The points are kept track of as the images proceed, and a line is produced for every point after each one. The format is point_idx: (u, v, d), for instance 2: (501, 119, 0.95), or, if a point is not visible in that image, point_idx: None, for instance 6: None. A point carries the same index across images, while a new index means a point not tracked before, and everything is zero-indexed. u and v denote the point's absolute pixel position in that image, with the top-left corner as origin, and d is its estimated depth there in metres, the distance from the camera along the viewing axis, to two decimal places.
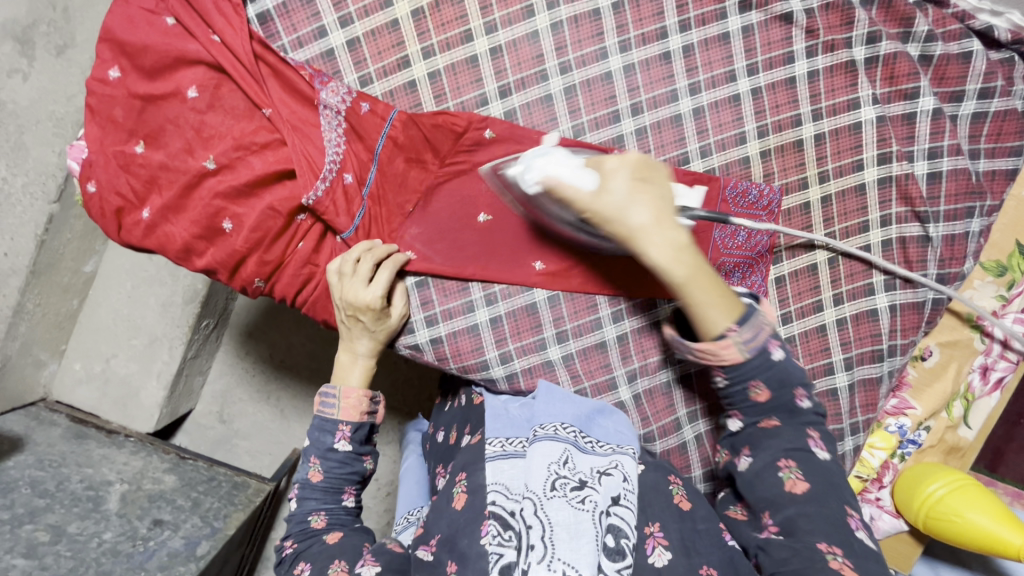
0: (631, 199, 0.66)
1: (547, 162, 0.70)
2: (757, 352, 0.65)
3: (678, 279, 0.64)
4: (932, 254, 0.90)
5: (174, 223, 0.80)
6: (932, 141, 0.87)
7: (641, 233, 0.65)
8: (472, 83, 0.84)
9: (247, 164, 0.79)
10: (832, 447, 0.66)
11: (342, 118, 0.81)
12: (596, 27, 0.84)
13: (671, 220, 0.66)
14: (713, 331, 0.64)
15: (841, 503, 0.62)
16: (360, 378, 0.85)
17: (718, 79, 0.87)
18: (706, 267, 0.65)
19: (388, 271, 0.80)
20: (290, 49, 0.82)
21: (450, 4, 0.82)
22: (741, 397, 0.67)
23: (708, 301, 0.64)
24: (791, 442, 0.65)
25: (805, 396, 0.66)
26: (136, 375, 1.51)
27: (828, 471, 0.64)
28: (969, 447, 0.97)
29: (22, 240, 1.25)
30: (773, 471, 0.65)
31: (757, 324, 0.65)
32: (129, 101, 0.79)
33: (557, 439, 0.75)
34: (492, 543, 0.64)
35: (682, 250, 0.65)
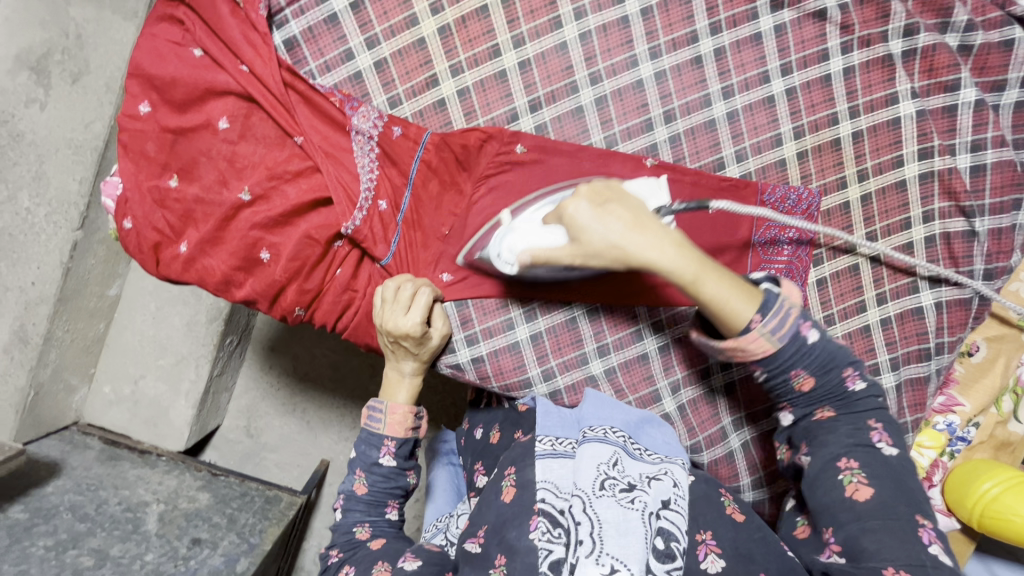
0: (610, 223, 0.65)
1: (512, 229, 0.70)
2: (789, 338, 0.64)
3: (686, 277, 0.63)
4: (979, 250, 0.88)
5: (211, 256, 0.79)
6: (975, 133, 0.85)
7: (639, 253, 0.64)
8: (501, 99, 0.83)
9: (282, 193, 0.79)
10: (900, 440, 0.65)
11: (375, 143, 0.80)
12: (625, 35, 0.83)
13: (653, 224, 0.65)
14: (742, 322, 0.63)
15: (913, 512, 0.60)
16: (407, 396, 0.84)
17: (752, 81, 0.85)
18: (700, 256, 0.65)
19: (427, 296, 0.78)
20: (318, 74, 0.81)
21: (477, 20, 0.81)
22: (786, 389, 0.67)
23: (723, 290, 0.63)
24: (853, 437, 0.65)
25: (855, 376, 0.66)
26: (165, 395, 1.52)
27: (893, 470, 0.63)
28: (1020, 442, 0.95)
29: (49, 268, 1.26)
30: (832, 473, 0.64)
31: (782, 308, 0.63)
32: (161, 135, 0.79)
33: (607, 442, 0.75)
34: (541, 539, 0.65)
35: (679, 249, 0.64)
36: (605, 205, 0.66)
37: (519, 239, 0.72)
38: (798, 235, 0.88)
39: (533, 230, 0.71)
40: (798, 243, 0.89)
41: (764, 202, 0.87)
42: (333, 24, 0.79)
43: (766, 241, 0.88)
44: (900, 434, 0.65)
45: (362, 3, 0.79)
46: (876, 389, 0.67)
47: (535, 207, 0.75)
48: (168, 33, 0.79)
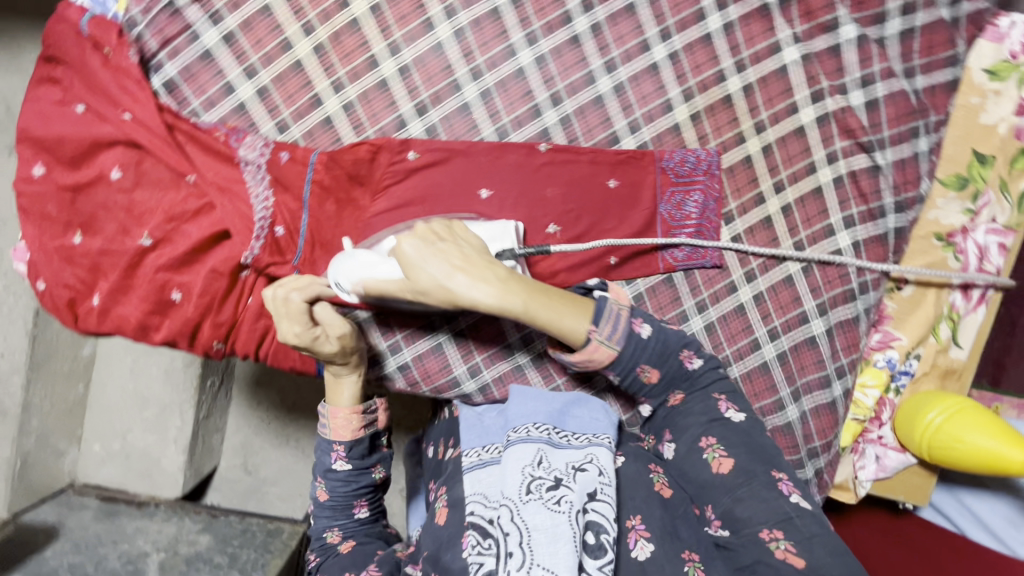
0: (442, 265, 0.71)
1: (359, 275, 0.77)
2: (625, 340, 0.72)
3: (517, 308, 0.70)
4: (886, 182, 0.88)
5: (124, 304, 0.81)
6: (863, 69, 0.85)
7: (469, 293, 0.70)
8: (386, 108, 0.84)
9: (184, 233, 0.80)
10: (744, 405, 0.73)
11: (265, 171, 0.81)
12: (498, 27, 0.83)
13: (481, 262, 0.72)
14: (578, 338, 0.71)
15: (768, 469, 0.68)
16: (351, 396, 0.81)
17: (632, 52, 0.85)
18: (529, 286, 0.71)
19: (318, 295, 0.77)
20: (202, 111, 0.82)
21: (350, 34, 0.82)
22: (641, 385, 0.75)
23: (554, 312, 0.71)
24: (705, 415, 0.73)
25: (691, 355, 0.75)
26: (154, 446, 1.50)
27: (746, 435, 0.71)
28: (964, 367, 0.95)
29: (16, 338, 1.30)
30: (698, 454, 0.71)
31: (612, 315, 0.72)
32: (59, 194, 0.80)
33: (530, 440, 0.75)
34: (472, 553, 0.65)
35: (507, 286, 0.71)
36: (436, 247, 0.72)
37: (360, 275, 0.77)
38: (705, 195, 0.88)
39: (375, 262, 0.77)
40: (706, 204, 0.89)
41: (664, 168, 0.87)
42: (209, 60, 0.80)
43: (672, 207, 0.88)
44: (743, 399, 0.74)
45: (234, 35, 0.80)
46: (714, 361, 0.77)
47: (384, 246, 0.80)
48: (50, 94, 0.80)
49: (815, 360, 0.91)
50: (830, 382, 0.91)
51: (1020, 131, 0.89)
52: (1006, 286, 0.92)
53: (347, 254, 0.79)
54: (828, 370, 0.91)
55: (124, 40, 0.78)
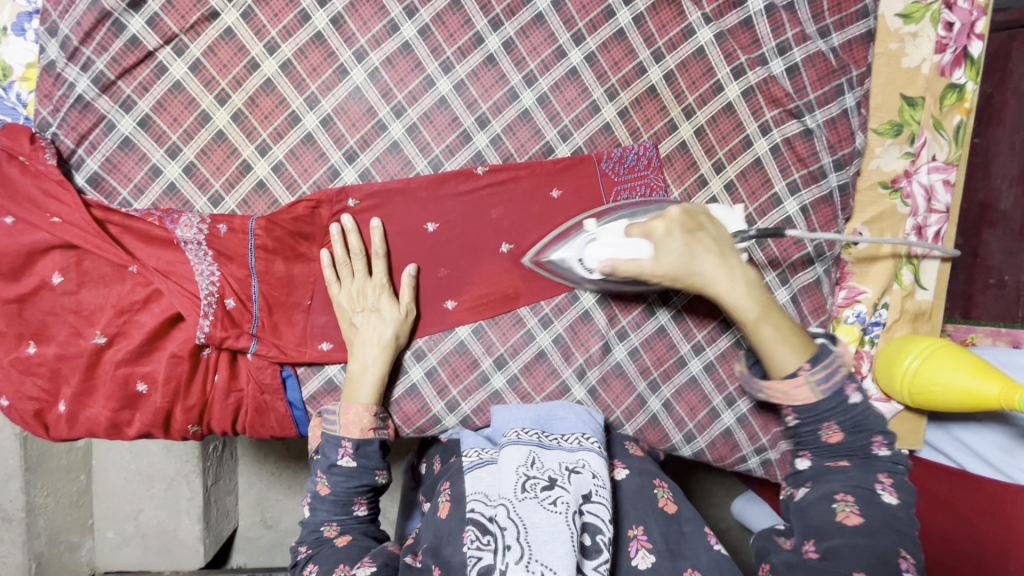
0: (692, 252, 0.72)
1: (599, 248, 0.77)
2: (832, 393, 0.64)
3: (750, 318, 0.69)
4: (821, 144, 0.89)
5: (91, 405, 0.81)
6: (777, 37, 0.86)
7: (713, 278, 0.72)
8: (316, 161, 0.83)
9: (137, 324, 0.80)
10: (904, 496, 0.62)
11: (206, 247, 0.81)
12: (411, 61, 0.82)
13: (735, 260, 0.72)
14: (783, 372, 0.65)
15: (898, 544, 0.59)
16: (370, 394, 0.81)
17: (549, 61, 0.84)
18: (773, 302, 0.70)
19: (377, 241, 0.82)
20: (133, 199, 0.80)
21: (265, 96, 0.81)
22: (811, 437, 0.65)
23: (781, 337, 0.66)
24: (857, 480, 0.62)
25: (882, 442, 0.63)
26: (168, 521, 1.49)
27: (890, 516, 0.60)
28: (932, 308, 0.96)
29: (7, 444, 1.27)
30: (827, 502, 0.62)
31: (831, 364, 0.65)
32: (5, 308, 0.79)
33: (521, 443, 0.74)
34: (471, 548, 0.64)
35: (753, 290, 0.70)
36: (694, 236, 0.73)
37: (602, 253, 0.77)
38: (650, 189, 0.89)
39: (617, 242, 0.76)
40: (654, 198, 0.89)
41: (604, 170, 0.88)
42: (129, 147, 0.79)
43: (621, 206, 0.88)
44: (909, 493, 0.62)
45: (150, 118, 0.79)
46: (900, 458, 0.64)
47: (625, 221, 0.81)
48: None
49: None
50: None
51: (944, 68, 0.90)
52: (952, 256, 0.94)
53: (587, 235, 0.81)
54: None
55: (38, 144, 0.77)
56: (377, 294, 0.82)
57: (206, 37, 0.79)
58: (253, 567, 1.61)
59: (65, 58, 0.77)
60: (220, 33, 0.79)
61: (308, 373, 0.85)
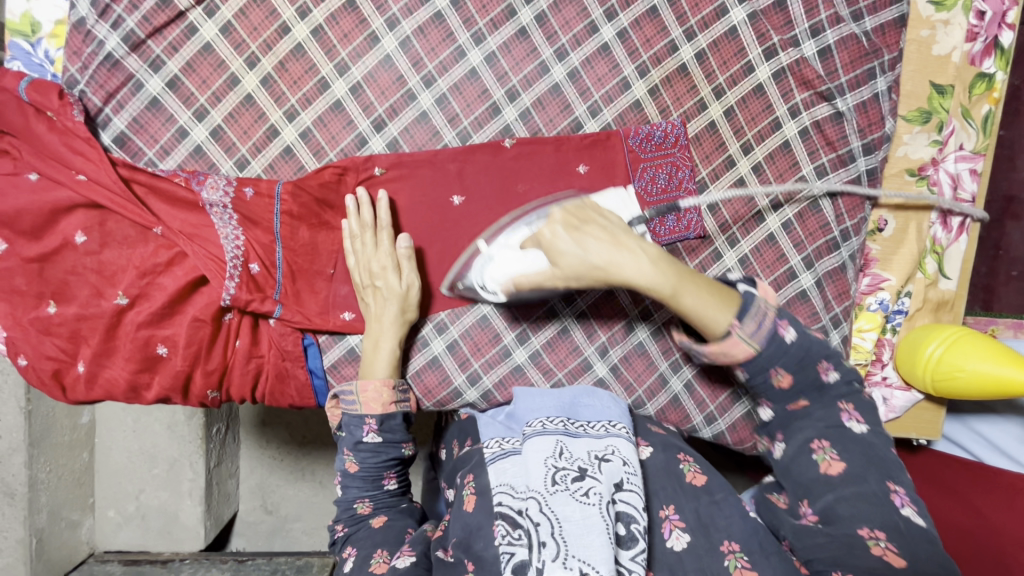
0: (585, 246, 0.66)
1: (495, 271, 0.75)
2: (766, 340, 0.64)
3: (666, 292, 0.64)
4: (850, 128, 0.89)
5: (111, 366, 0.80)
6: (810, 19, 0.86)
7: (611, 263, 0.65)
8: (344, 128, 0.82)
9: (159, 286, 0.79)
10: (871, 418, 0.65)
11: (231, 210, 0.80)
12: (443, 31, 0.82)
13: (629, 238, 0.66)
14: (718, 332, 0.64)
15: (883, 479, 0.62)
16: (386, 369, 0.80)
17: (581, 36, 0.84)
18: (681, 270, 0.65)
19: (384, 216, 0.80)
20: (158, 160, 0.80)
21: (295, 61, 0.80)
22: (765, 386, 0.67)
23: (702, 302, 0.63)
24: (825, 421, 0.65)
25: (829, 368, 0.66)
26: (170, 501, 1.48)
27: (867, 446, 0.63)
28: (955, 297, 0.95)
29: (11, 416, 1.25)
30: (807, 454, 0.65)
31: (757, 312, 0.64)
32: (25, 267, 0.78)
33: (547, 433, 0.72)
34: (502, 544, 0.61)
35: (660, 264, 0.64)
36: (582, 230, 0.67)
37: (501, 274, 0.75)
38: (676, 167, 0.88)
39: (512, 257, 0.74)
40: (679, 175, 0.88)
41: (631, 146, 0.87)
42: (157, 108, 0.79)
43: (646, 181, 0.88)
44: (873, 412, 0.65)
45: (178, 79, 0.79)
46: (851, 375, 0.67)
47: (514, 230, 0.76)
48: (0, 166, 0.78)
49: (809, 313, 0.91)
50: (827, 332, 0.91)
51: (974, 57, 0.90)
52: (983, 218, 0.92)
53: (483, 256, 0.77)
54: (823, 321, 0.91)
55: (67, 101, 0.75)
56: (385, 264, 0.79)
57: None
58: (253, 551, 1.59)
59: (96, 15, 0.76)
60: None
61: (330, 342, 0.85)
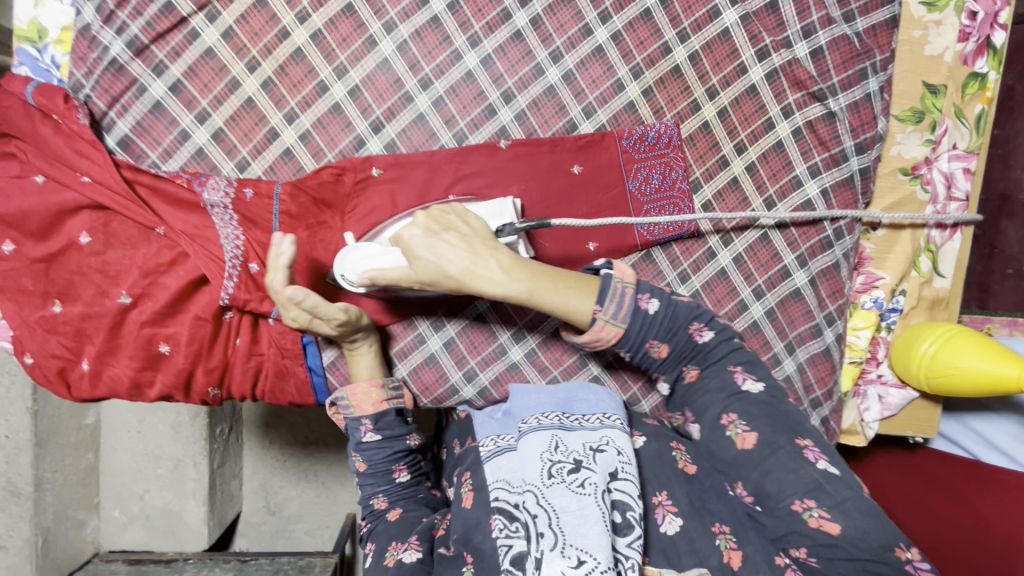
0: (441, 254, 0.69)
1: (358, 262, 0.74)
2: (631, 318, 0.67)
3: (522, 295, 0.68)
4: (843, 128, 0.90)
5: (114, 364, 0.82)
6: (802, 20, 0.87)
7: (466, 273, 0.68)
8: (343, 130, 0.84)
9: (162, 285, 0.81)
10: (764, 374, 0.67)
11: (232, 211, 0.81)
12: (440, 34, 0.83)
13: (483, 247, 0.69)
14: (582, 320, 0.67)
15: (793, 437, 0.62)
16: (370, 369, 0.82)
17: (575, 38, 0.85)
18: (533, 270, 0.68)
19: (279, 277, 0.72)
20: (161, 162, 0.82)
21: (295, 65, 0.82)
22: (650, 359, 0.70)
23: (559, 295, 0.67)
24: (722, 390, 0.67)
25: (700, 329, 0.69)
26: (174, 501, 1.49)
27: (766, 403, 0.65)
28: (950, 295, 0.96)
29: (18, 417, 1.27)
30: (720, 432, 0.65)
31: (616, 293, 0.67)
32: (32, 268, 0.79)
33: (542, 428, 0.73)
34: (500, 536, 0.64)
35: (512, 270, 0.68)
36: (439, 237, 0.70)
37: (363, 264, 0.74)
38: (670, 167, 0.89)
39: (376, 251, 0.74)
40: (673, 175, 0.89)
41: (625, 147, 0.88)
42: (160, 111, 0.81)
43: (641, 182, 0.89)
44: (762, 368, 0.68)
45: (181, 84, 0.81)
46: (727, 332, 0.71)
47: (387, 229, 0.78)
48: (7, 170, 0.80)
49: (803, 311, 0.92)
50: (821, 330, 0.92)
51: (967, 57, 0.91)
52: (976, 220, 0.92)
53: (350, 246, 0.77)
54: (817, 319, 0.92)
55: (72, 104, 0.78)
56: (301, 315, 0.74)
57: (239, 4, 0.80)
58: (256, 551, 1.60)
59: (101, 21, 0.78)
60: (252, 1, 0.80)
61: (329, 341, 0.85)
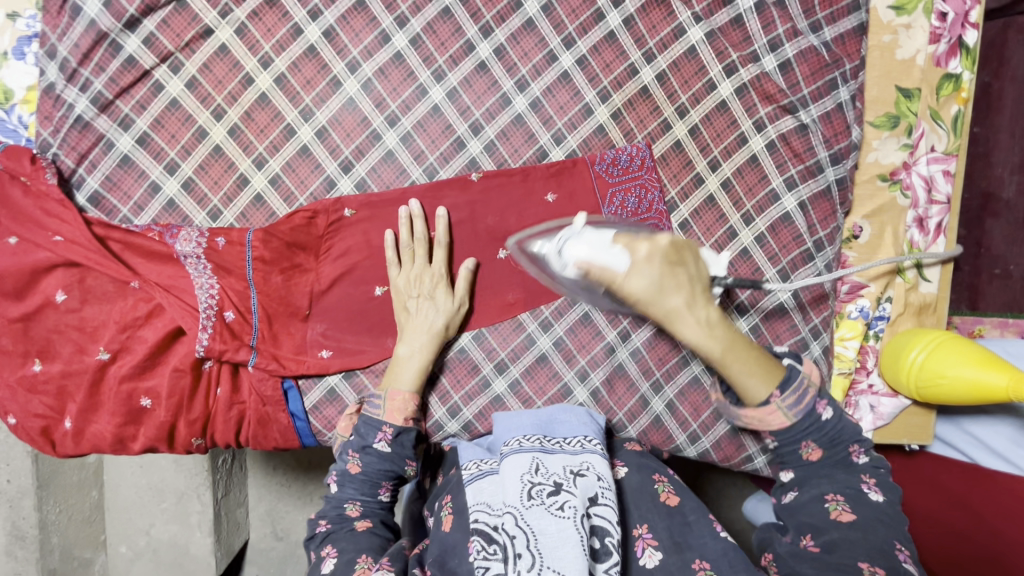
0: (662, 286, 0.64)
1: (576, 247, 0.68)
2: (803, 416, 0.64)
3: (716, 357, 0.65)
4: (816, 139, 0.89)
5: (96, 421, 0.82)
6: (767, 34, 0.86)
7: (676, 311, 0.65)
8: (312, 172, 0.83)
9: (140, 339, 0.81)
10: (888, 490, 0.63)
11: (205, 260, 0.81)
12: (404, 70, 0.83)
13: (704, 299, 0.66)
14: (754, 401, 0.64)
15: (892, 539, 0.60)
16: (410, 381, 0.80)
17: (540, 66, 0.85)
18: (736, 337, 0.65)
19: (442, 232, 0.83)
20: (133, 216, 0.82)
21: (260, 110, 0.82)
22: (792, 455, 0.65)
23: (749, 371, 0.64)
24: (844, 483, 0.63)
25: (860, 451, 0.64)
26: (179, 534, 1.47)
27: (882, 512, 0.61)
28: (937, 300, 0.95)
29: (18, 462, 1.28)
30: (818, 502, 0.63)
31: (800, 389, 0.64)
32: (10, 328, 0.80)
33: (523, 451, 0.72)
34: (477, 559, 0.61)
35: (717, 330, 0.65)
36: (674, 269, 0.65)
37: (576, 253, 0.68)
38: (645, 190, 0.88)
39: (597, 245, 0.67)
40: (649, 198, 0.88)
41: (597, 172, 0.87)
42: (128, 165, 0.81)
43: (616, 207, 0.88)
44: (892, 489, 0.63)
45: (148, 136, 0.81)
46: (878, 460, 0.65)
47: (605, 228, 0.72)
48: None
49: (788, 326, 0.91)
50: (807, 343, 0.91)
51: (939, 59, 0.89)
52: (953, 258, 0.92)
53: (575, 231, 0.71)
54: (802, 332, 0.91)
55: (38, 164, 0.78)
56: (434, 282, 0.82)
57: (201, 54, 0.80)
58: None
59: (64, 79, 0.78)
60: (215, 50, 0.80)
61: (309, 384, 0.86)
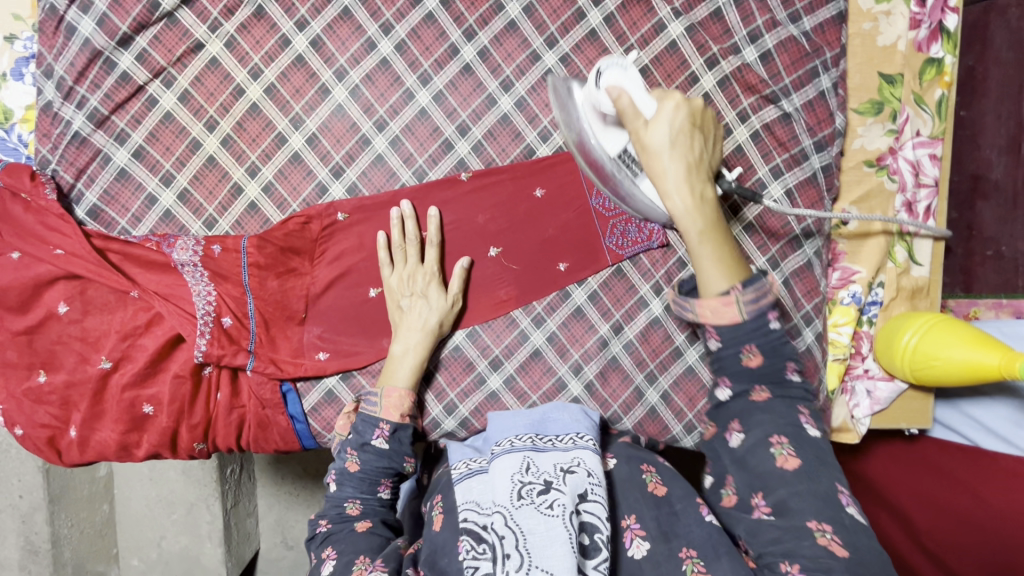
0: (675, 144, 0.68)
1: (619, 78, 0.69)
2: (754, 316, 0.63)
3: (695, 229, 0.67)
4: (800, 128, 0.90)
5: (100, 429, 0.84)
6: (747, 26, 0.87)
7: (671, 174, 0.68)
8: (304, 178, 0.85)
9: (141, 347, 0.83)
10: (824, 425, 0.64)
11: (202, 268, 0.83)
12: (390, 76, 0.84)
13: (703, 176, 0.69)
14: (711, 288, 0.65)
15: (834, 481, 0.60)
16: (405, 378, 0.82)
17: (524, 66, 0.86)
18: (720, 223, 0.68)
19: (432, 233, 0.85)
20: (131, 228, 0.84)
21: (252, 119, 0.84)
22: (732, 361, 0.64)
23: (716, 257, 0.66)
24: (783, 417, 0.63)
25: (795, 368, 0.64)
26: (190, 545, 1.48)
27: (820, 449, 0.62)
28: (929, 283, 0.95)
29: (30, 476, 1.30)
30: (763, 447, 0.62)
31: (761, 287, 0.63)
32: (15, 341, 0.82)
33: (514, 450, 0.73)
34: (466, 558, 0.62)
35: (704, 208, 0.68)
36: (693, 132, 0.69)
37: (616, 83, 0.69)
38: None
39: (638, 87, 0.69)
40: None
41: None
42: (125, 178, 0.83)
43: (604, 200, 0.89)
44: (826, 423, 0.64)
45: (143, 149, 0.83)
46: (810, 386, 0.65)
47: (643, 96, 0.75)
48: None
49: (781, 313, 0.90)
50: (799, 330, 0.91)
51: (920, 44, 0.90)
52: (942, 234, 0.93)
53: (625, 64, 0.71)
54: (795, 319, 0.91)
55: (38, 181, 0.80)
56: (427, 280, 0.84)
57: (192, 67, 0.82)
58: None
59: (61, 97, 0.81)
60: (206, 63, 0.82)
61: (307, 387, 0.87)
